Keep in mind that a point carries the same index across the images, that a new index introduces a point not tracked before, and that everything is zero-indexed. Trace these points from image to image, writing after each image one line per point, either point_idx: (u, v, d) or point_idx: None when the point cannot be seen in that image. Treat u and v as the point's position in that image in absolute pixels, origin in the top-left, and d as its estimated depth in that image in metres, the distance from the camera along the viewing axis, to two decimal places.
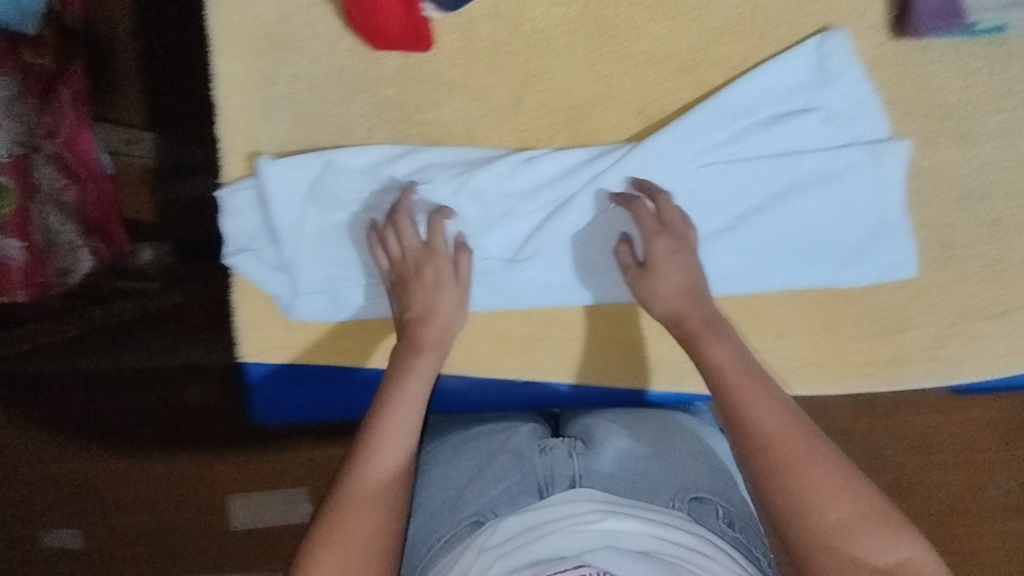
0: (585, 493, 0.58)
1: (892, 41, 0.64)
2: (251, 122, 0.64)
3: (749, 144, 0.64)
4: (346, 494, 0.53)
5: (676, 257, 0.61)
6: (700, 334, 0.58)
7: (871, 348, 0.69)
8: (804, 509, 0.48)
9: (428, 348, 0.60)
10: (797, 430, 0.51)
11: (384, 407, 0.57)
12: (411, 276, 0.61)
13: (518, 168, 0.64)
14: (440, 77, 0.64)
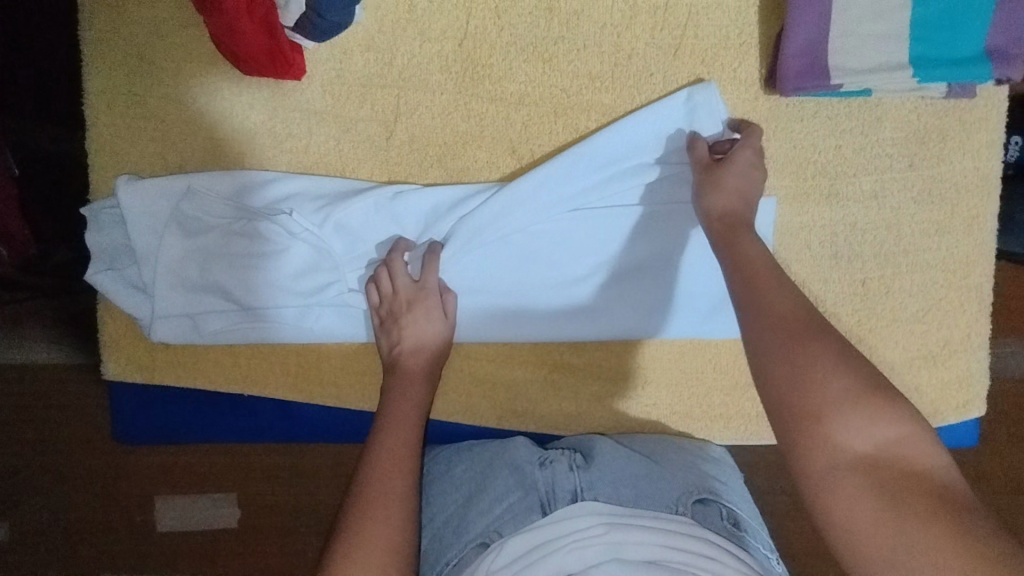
0: (590, 506, 0.56)
1: (763, 97, 0.64)
2: (118, 141, 0.64)
3: (609, 192, 0.64)
4: (356, 513, 0.51)
5: (742, 160, 0.59)
6: (729, 228, 0.56)
7: (736, 401, 0.68)
8: (805, 388, 0.45)
9: (417, 377, 0.61)
10: (820, 326, 0.48)
11: (383, 430, 0.57)
12: (403, 311, 0.62)
13: (378, 204, 0.63)
14: (311, 106, 0.64)
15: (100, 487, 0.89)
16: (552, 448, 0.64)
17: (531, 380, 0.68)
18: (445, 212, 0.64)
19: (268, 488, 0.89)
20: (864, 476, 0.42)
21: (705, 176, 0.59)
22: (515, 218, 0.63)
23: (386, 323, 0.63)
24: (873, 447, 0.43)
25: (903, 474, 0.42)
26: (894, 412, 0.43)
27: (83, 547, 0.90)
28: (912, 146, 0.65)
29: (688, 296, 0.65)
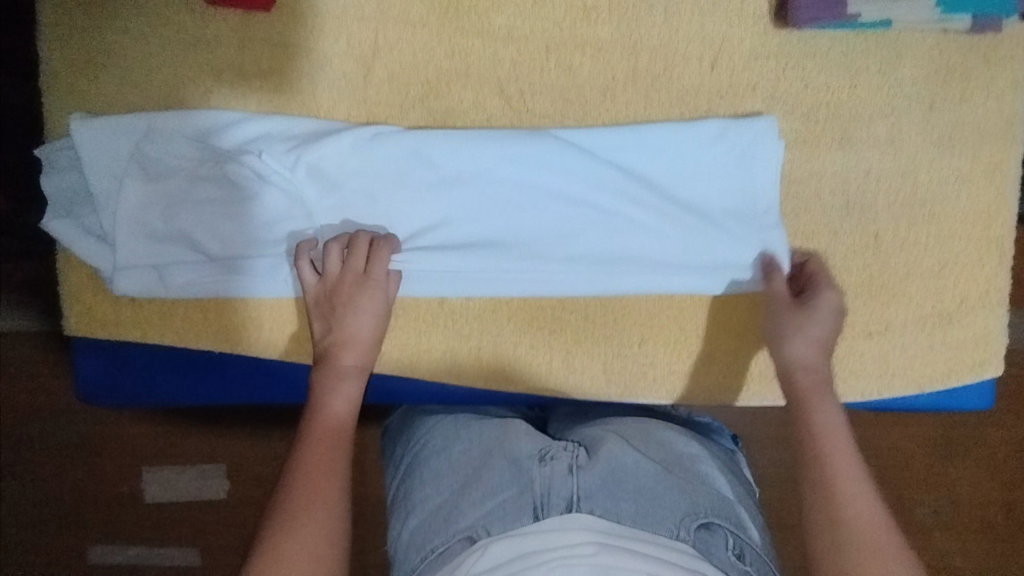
0: (584, 519, 0.48)
1: (773, 32, 0.59)
2: (72, 76, 0.60)
3: (606, 143, 0.59)
4: (271, 531, 0.46)
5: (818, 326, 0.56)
6: (810, 393, 0.53)
7: (740, 360, 0.64)
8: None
9: (349, 373, 0.55)
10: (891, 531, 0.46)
11: (309, 433, 0.51)
12: (344, 299, 0.57)
13: (355, 147, 0.59)
14: (282, 42, 0.59)
15: (79, 452, 0.86)
16: (555, 441, 0.57)
17: (520, 339, 0.64)
18: (429, 154, 0.59)
19: (252, 456, 0.86)
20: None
21: (786, 327, 0.56)
22: (501, 170, 0.59)
23: (324, 307, 0.57)
24: None
25: None
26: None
27: (66, 512, 0.88)
28: (933, 86, 0.60)
29: (697, 245, 0.60)
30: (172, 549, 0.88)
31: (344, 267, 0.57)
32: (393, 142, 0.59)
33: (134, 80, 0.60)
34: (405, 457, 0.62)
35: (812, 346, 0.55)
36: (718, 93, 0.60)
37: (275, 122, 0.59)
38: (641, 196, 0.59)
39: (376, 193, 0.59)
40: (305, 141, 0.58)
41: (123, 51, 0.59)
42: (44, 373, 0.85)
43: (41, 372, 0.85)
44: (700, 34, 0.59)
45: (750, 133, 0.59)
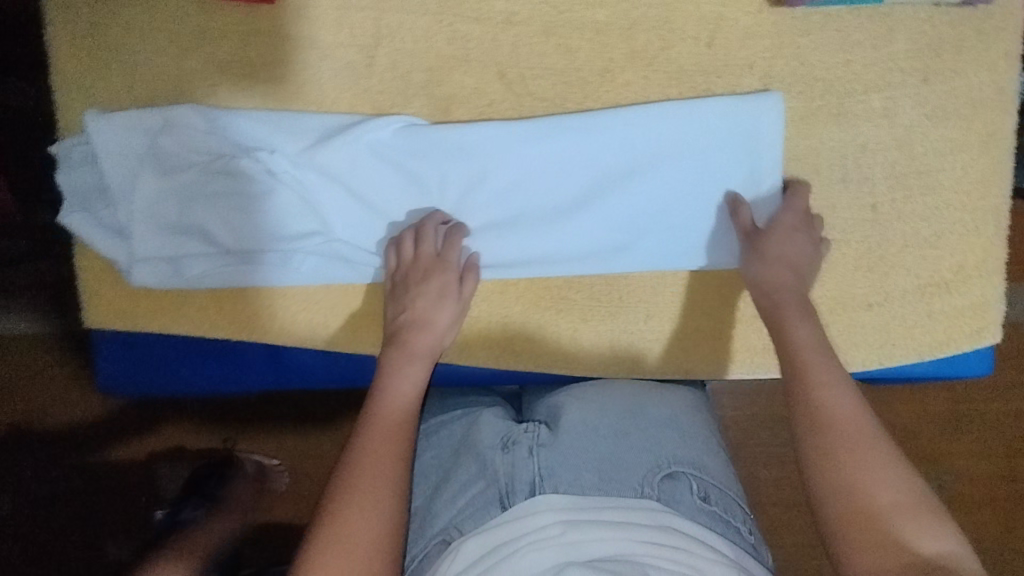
0: (549, 500, 0.50)
1: (767, 10, 0.60)
2: (80, 72, 0.61)
3: (610, 133, 0.60)
4: (330, 529, 0.46)
5: (795, 239, 0.59)
6: (785, 316, 0.55)
7: (742, 333, 0.65)
8: (853, 498, 0.45)
9: (418, 355, 0.57)
10: (862, 423, 0.47)
11: (372, 435, 0.51)
12: (418, 280, 0.59)
13: (365, 145, 0.59)
14: (285, 33, 0.60)
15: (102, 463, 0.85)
16: (516, 425, 0.59)
17: (528, 318, 0.65)
18: (430, 142, 0.60)
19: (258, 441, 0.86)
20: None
21: (754, 242, 0.59)
22: (500, 156, 0.60)
23: (401, 287, 0.60)
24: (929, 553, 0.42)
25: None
26: (936, 520, 0.43)
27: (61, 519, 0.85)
28: (927, 59, 0.61)
29: (696, 223, 0.62)
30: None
31: (426, 249, 0.59)
32: (395, 134, 0.60)
33: (142, 77, 0.61)
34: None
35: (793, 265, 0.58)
36: (715, 71, 0.61)
37: (280, 117, 0.59)
38: (641, 178, 0.61)
39: (382, 185, 0.60)
40: (315, 138, 0.60)
41: (131, 48, 0.60)
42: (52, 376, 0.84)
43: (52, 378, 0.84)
44: (696, 13, 0.60)
45: (748, 107, 0.59)
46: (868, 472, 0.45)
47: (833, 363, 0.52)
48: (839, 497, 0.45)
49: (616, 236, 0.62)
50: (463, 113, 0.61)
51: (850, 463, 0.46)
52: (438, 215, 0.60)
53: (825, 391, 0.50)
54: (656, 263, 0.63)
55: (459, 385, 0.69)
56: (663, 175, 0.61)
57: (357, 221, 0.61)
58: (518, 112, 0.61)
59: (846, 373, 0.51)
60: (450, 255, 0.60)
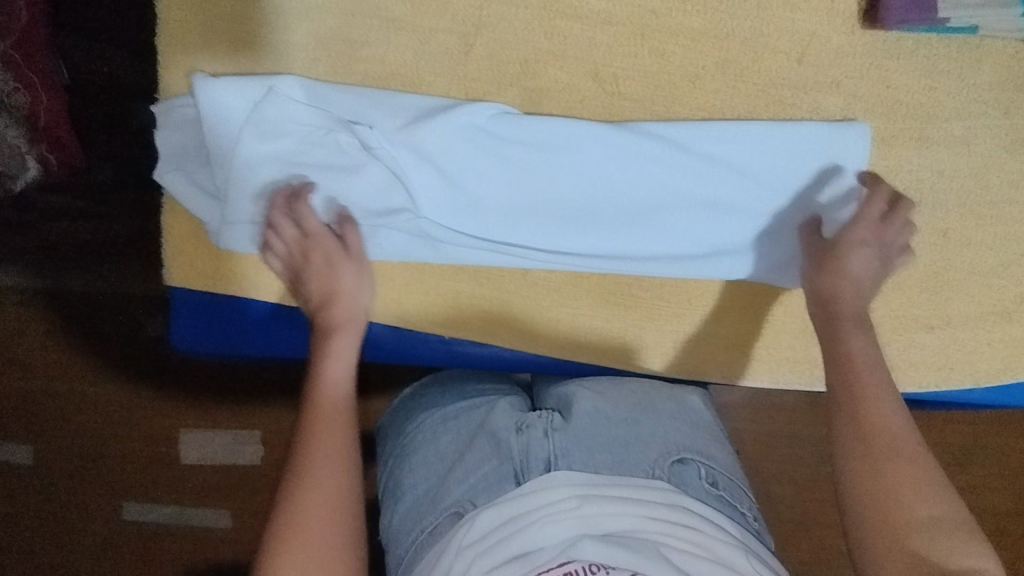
0: (564, 476, 0.53)
1: (860, 31, 0.62)
2: (186, 37, 0.62)
3: (697, 142, 0.62)
4: (291, 517, 0.49)
5: (865, 253, 0.60)
6: (846, 318, 0.58)
7: (805, 345, 0.67)
8: (890, 508, 0.48)
9: (343, 326, 0.60)
10: (903, 438, 0.51)
11: (314, 423, 0.54)
12: (304, 263, 0.61)
13: (458, 128, 0.61)
14: (388, 14, 0.62)
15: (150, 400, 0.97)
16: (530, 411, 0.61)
17: (597, 312, 0.67)
18: (522, 133, 0.62)
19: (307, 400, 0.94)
20: None
21: (823, 261, 0.61)
22: (590, 154, 0.62)
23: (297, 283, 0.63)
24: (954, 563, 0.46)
25: None
26: (968, 535, 0.47)
27: (106, 474, 0.99)
28: (1010, 93, 0.63)
29: (778, 235, 0.64)
30: (198, 511, 0.98)
31: (291, 232, 0.61)
32: (490, 122, 0.61)
33: (246, 46, 0.62)
34: (393, 449, 0.65)
35: (858, 283, 0.59)
36: (802, 87, 0.62)
37: (376, 96, 0.61)
38: (728, 186, 0.63)
39: (474, 170, 0.62)
40: (407, 117, 0.61)
41: (238, 17, 0.62)
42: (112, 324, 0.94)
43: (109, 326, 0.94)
44: (790, 29, 0.62)
45: (835, 130, 0.62)
46: (906, 485, 0.49)
47: (885, 378, 0.55)
48: (877, 505, 0.48)
49: (698, 243, 0.64)
50: (553, 107, 0.63)
51: (885, 475, 0.49)
52: (307, 184, 0.61)
53: (873, 405, 0.53)
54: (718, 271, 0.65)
55: (518, 371, 0.71)
56: (748, 187, 0.63)
57: (443, 200, 0.63)
58: (607, 111, 0.63)
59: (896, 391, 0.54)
60: (314, 223, 0.61)
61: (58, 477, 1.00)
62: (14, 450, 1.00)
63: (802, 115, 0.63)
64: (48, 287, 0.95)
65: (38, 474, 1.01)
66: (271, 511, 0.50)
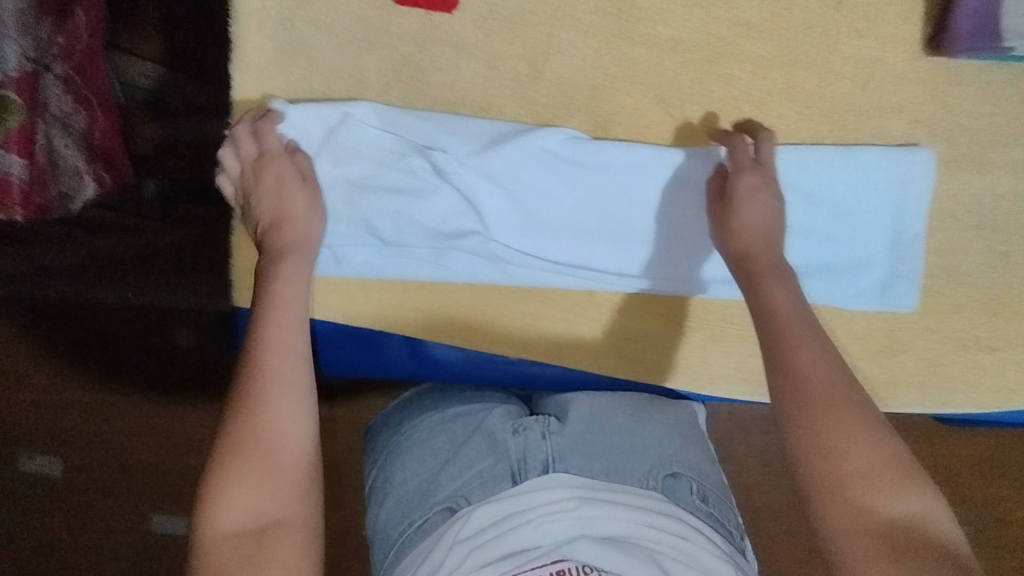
0: (560, 478, 0.56)
1: (924, 58, 0.63)
2: (262, 63, 0.63)
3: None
4: (237, 448, 0.49)
5: (764, 198, 0.58)
6: (767, 267, 0.56)
7: (866, 365, 0.68)
8: (831, 454, 0.46)
9: (292, 254, 0.58)
10: (841, 385, 0.49)
11: (263, 356, 0.52)
12: (253, 182, 0.61)
13: (529, 153, 0.62)
14: (460, 40, 0.63)
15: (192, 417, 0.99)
16: (528, 415, 0.64)
17: (660, 333, 0.69)
18: (593, 158, 0.63)
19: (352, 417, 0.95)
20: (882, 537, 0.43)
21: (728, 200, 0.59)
22: (659, 179, 0.63)
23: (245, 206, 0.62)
24: (906, 517, 0.44)
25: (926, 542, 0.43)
26: (911, 483, 0.46)
27: (136, 484, 1.01)
28: None
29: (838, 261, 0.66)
30: None
31: (246, 149, 0.61)
32: (562, 149, 0.62)
33: (321, 73, 0.63)
34: (383, 445, 0.67)
35: (761, 228, 0.57)
36: (866, 112, 0.63)
37: (451, 122, 0.62)
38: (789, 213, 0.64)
39: (542, 195, 0.64)
40: (481, 143, 0.62)
41: (313, 43, 0.63)
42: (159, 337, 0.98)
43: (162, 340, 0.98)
44: (855, 55, 0.62)
45: (901, 160, 0.63)
46: (841, 432, 0.47)
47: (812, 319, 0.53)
48: (819, 452, 0.47)
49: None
50: (621, 132, 0.64)
51: (820, 416, 0.47)
52: (273, 114, 0.61)
53: (801, 342, 0.51)
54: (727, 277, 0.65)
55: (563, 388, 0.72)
56: (810, 214, 0.64)
57: (511, 224, 0.64)
58: (675, 135, 0.64)
59: (824, 337, 0.52)
60: (267, 143, 0.60)
61: (84, 486, 1.02)
62: (43, 459, 1.02)
63: (866, 140, 0.64)
64: (97, 301, 0.98)
65: (65, 483, 1.02)
66: (216, 439, 0.50)
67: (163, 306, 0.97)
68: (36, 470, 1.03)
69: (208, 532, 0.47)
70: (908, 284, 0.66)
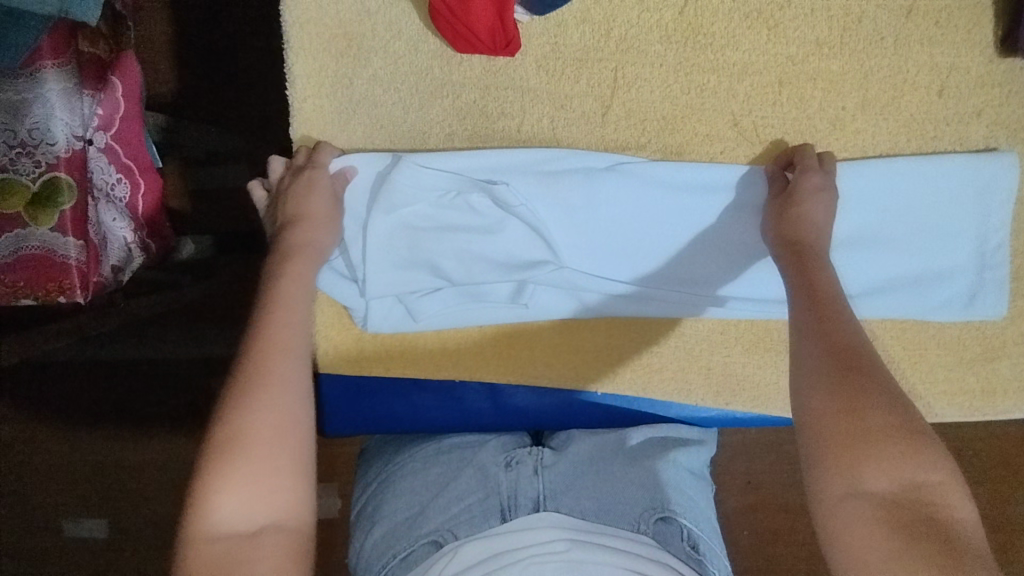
0: (550, 518, 0.57)
1: (999, 59, 0.61)
2: (324, 123, 0.62)
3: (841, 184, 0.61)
4: (230, 447, 0.45)
5: (824, 196, 0.57)
6: (813, 249, 0.55)
7: (961, 375, 0.66)
8: (846, 412, 0.45)
9: (299, 256, 0.55)
10: (863, 351, 0.48)
11: (266, 354, 0.49)
12: (289, 183, 0.59)
13: (595, 181, 0.61)
14: (525, 83, 0.61)
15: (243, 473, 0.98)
16: (520, 447, 0.65)
17: (748, 358, 0.67)
18: (662, 181, 0.61)
19: None
20: (878, 504, 0.42)
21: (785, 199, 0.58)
22: (734, 198, 0.62)
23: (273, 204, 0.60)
24: (897, 486, 0.43)
25: (924, 514, 0.42)
26: (920, 451, 0.44)
27: None
28: None
29: (928, 271, 0.63)
30: None
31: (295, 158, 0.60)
32: (632, 174, 0.61)
33: (384, 128, 0.62)
34: (378, 473, 0.67)
35: (817, 223, 0.56)
36: (944, 119, 0.62)
37: (515, 159, 0.60)
38: (870, 223, 0.62)
39: (612, 222, 0.62)
40: (547, 175, 0.61)
41: (374, 99, 0.62)
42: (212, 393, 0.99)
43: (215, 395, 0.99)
44: (929, 62, 0.61)
45: (981, 163, 0.61)
46: (863, 393, 0.46)
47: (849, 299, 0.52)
48: (837, 411, 0.45)
49: (849, 281, 0.63)
50: (694, 160, 0.62)
51: (844, 377, 0.47)
52: (326, 143, 0.61)
53: (828, 314, 0.50)
54: None
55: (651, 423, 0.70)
56: (893, 224, 0.63)
57: (581, 250, 0.63)
58: (750, 159, 0.62)
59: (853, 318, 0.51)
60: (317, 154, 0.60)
61: (133, 550, 0.99)
62: (89, 523, 0.99)
63: (945, 147, 0.62)
64: (150, 362, 0.99)
65: (113, 546, 0.99)
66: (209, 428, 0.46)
67: (217, 360, 0.99)
68: (84, 537, 1.00)
69: (195, 529, 0.44)
70: (996, 285, 0.63)
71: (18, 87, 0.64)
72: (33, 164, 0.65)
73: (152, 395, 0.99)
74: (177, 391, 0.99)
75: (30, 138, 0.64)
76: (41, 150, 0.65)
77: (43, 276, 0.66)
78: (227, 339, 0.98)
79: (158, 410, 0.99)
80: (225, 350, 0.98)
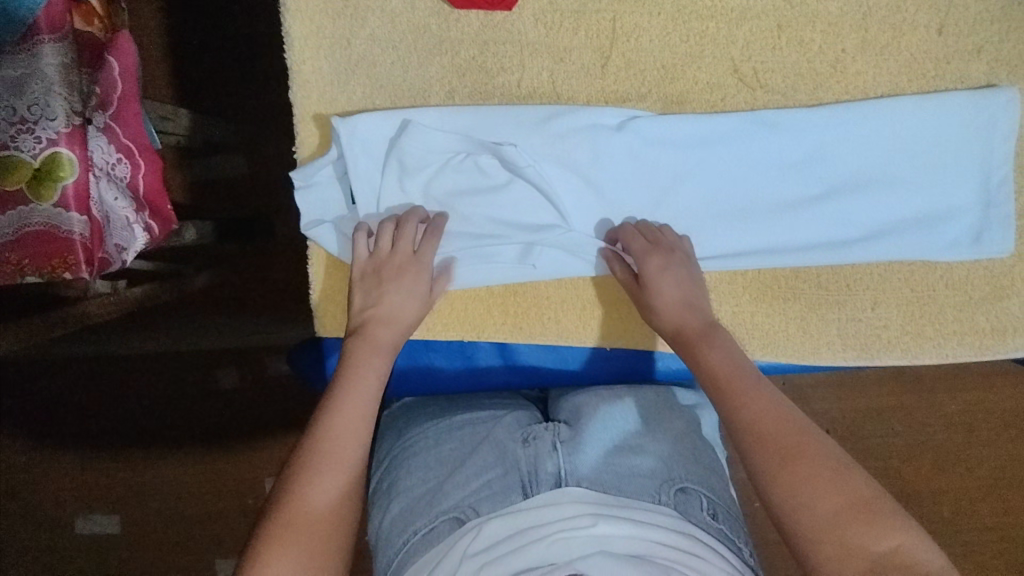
0: (570, 494, 0.56)
1: None
2: (324, 85, 0.62)
3: (841, 131, 0.62)
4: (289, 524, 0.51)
5: (674, 274, 0.61)
6: (697, 337, 0.60)
7: (970, 316, 0.66)
8: (801, 497, 0.50)
9: (382, 350, 0.60)
10: (788, 428, 0.53)
11: (336, 437, 0.55)
12: (390, 275, 0.60)
13: (598, 137, 0.61)
14: (523, 37, 0.61)
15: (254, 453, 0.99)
16: (536, 423, 0.64)
17: (757, 307, 0.67)
18: (666, 134, 0.62)
19: None
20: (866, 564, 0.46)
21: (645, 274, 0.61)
22: (736, 148, 0.62)
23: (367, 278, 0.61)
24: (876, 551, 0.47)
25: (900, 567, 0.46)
26: (877, 520, 0.49)
27: (204, 527, 0.99)
28: None
29: (933, 215, 0.63)
30: None
31: (404, 249, 0.60)
32: (635, 129, 0.61)
33: (385, 87, 0.62)
34: (390, 450, 0.67)
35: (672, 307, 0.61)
36: (945, 58, 0.62)
37: (518, 119, 0.61)
38: (873, 170, 0.63)
39: (615, 177, 0.63)
40: (550, 132, 0.61)
41: (374, 59, 0.62)
42: (221, 376, 0.99)
43: (223, 377, 0.99)
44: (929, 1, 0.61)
45: (981, 104, 0.61)
46: (812, 480, 0.51)
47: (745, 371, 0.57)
48: (789, 506, 0.50)
49: (855, 227, 0.63)
50: (695, 108, 0.62)
51: (778, 474, 0.52)
52: (417, 212, 0.60)
53: (753, 397, 0.56)
54: (798, 237, 0.64)
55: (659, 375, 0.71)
56: (896, 168, 0.63)
57: (586, 208, 0.63)
58: (751, 106, 0.62)
59: (769, 389, 0.56)
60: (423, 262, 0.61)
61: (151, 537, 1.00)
62: (103, 514, 1.01)
63: (946, 86, 0.62)
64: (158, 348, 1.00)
65: (125, 540, 1.01)
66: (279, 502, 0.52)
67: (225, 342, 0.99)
68: (101, 526, 1.01)
69: None
70: (999, 228, 0.63)
71: (16, 62, 0.63)
72: (34, 139, 0.63)
73: (159, 383, 1.00)
74: (187, 375, 0.99)
75: (29, 114, 0.63)
76: (40, 126, 0.63)
77: (47, 253, 0.64)
78: (233, 321, 0.99)
79: (168, 394, 1.00)
80: (230, 334, 0.99)
